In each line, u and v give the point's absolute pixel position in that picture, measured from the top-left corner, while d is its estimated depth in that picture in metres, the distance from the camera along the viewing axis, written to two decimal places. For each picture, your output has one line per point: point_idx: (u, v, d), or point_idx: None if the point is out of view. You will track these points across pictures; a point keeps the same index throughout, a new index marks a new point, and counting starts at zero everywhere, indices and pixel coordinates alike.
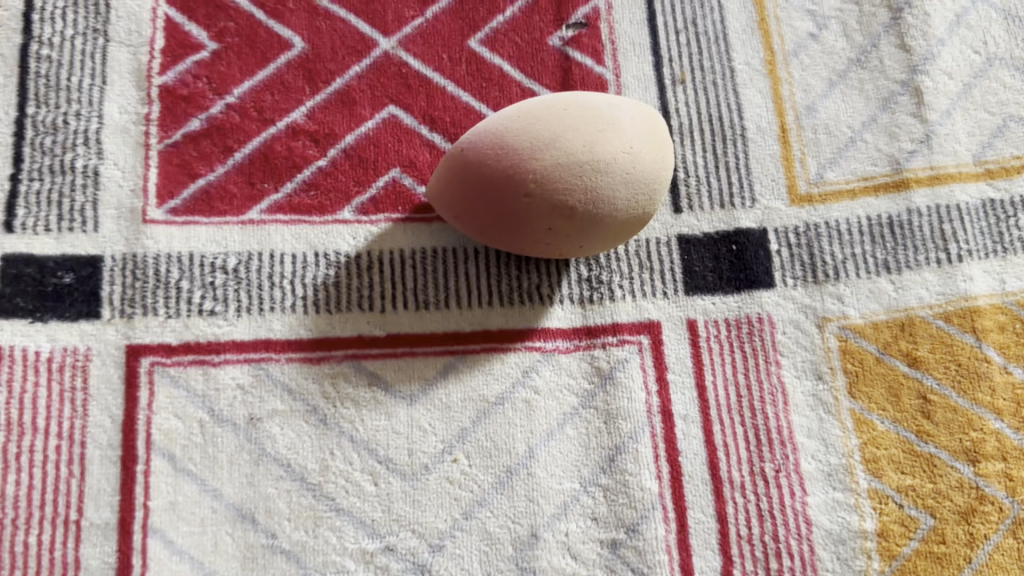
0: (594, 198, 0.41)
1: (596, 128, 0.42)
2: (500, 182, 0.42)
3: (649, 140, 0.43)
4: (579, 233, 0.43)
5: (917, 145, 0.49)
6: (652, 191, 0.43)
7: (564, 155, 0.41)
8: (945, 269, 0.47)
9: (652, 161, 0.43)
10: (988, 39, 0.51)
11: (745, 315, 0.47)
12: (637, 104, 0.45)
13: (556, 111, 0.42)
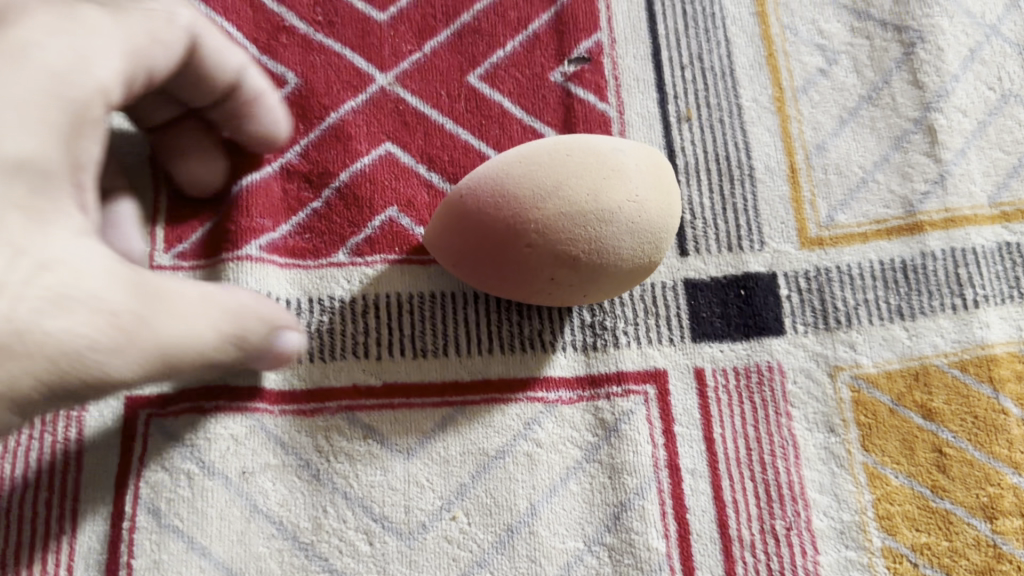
0: (598, 249, 0.40)
1: (601, 175, 0.40)
2: (501, 231, 0.40)
3: (656, 187, 0.41)
4: (584, 283, 0.41)
5: (931, 186, 0.48)
6: (659, 240, 0.41)
7: (567, 204, 0.39)
8: (960, 315, 0.46)
9: (659, 210, 0.41)
10: (1003, 75, 0.50)
11: (754, 364, 0.45)
12: (644, 148, 0.43)
13: (559, 157, 0.41)
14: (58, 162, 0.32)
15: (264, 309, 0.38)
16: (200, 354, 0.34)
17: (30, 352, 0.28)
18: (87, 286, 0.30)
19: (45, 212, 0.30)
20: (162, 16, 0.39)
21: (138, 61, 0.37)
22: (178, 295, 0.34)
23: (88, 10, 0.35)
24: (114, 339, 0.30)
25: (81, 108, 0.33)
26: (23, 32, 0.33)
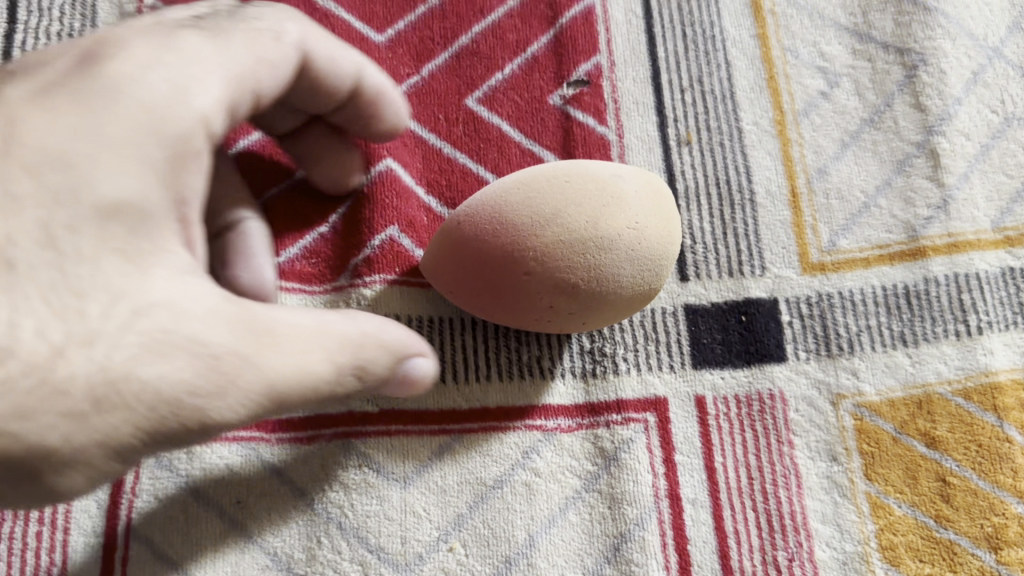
0: (598, 278, 0.39)
1: (602, 202, 0.39)
2: (499, 259, 0.39)
3: (658, 214, 0.40)
4: (583, 311, 0.40)
5: (934, 211, 0.47)
6: (661, 267, 0.40)
7: (566, 232, 0.38)
8: (964, 342, 0.45)
9: (661, 237, 0.40)
10: (1006, 97, 0.49)
11: (755, 391, 0.45)
12: (648, 173, 0.42)
13: (560, 184, 0.40)
14: (159, 202, 0.30)
15: (390, 342, 0.35)
16: (316, 387, 0.31)
17: (127, 403, 0.27)
18: (187, 332, 0.28)
19: (142, 254, 0.29)
20: (265, 35, 0.35)
21: (244, 84, 0.33)
22: (287, 328, 0.31)
23: (190, 35, 0.32)
24: (218, 382, 0.29)
25: (181, 139, 0.30)
26: (121, 66, 0.30)
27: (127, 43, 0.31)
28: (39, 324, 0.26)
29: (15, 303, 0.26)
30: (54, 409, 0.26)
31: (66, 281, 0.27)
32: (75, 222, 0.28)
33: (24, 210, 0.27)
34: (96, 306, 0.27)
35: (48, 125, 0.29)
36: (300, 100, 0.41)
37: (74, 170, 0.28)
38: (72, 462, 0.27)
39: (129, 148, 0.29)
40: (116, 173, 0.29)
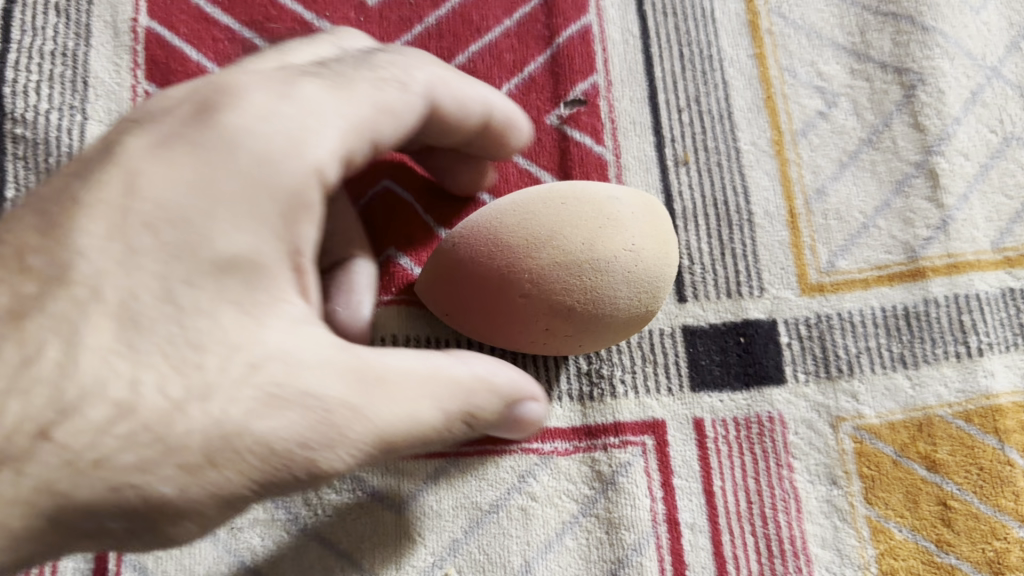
0: (594, 302, 0.38)
1: (597, 225, 0.39)
2: (494, 281, 0.39)
3: (654, 237, 0.40)
4: (579, 334, 0.40)
5: (933, 231, 0.47)
6: (658, 290, 0.40)
7: (561, 253, 0.38)
8: (964, 364, 0.45)
9: (657, 260, 0.39)
10: (1005, 117, 0.49)
11: (754, 414, 0.44)
12: (644, 194, 0.41)
13: (554, 207, 0.39)
14: (277, 256, 0.29)
15: (502, 385, 0.34)
16: (428, 434, 0.31)
17: (242, 455, 0.27)
18: (300, 386, 0.28)
19: (260, 307, 0.28)
20: (393, 82, 0.34)
21: (365, 130, 0.32)
22: (399, 377, 0.30)
23: (310, 82, 0.31)
24: (328, 436, 0.28)
25: (299, 190, 0.30)
26: (238, 118, 0.29)
27: (248, 91, 0.30)
28: (160, 381, 0.27)
29: (137, 359, 0.27)
30: (171, 461, 0.27)
31: (186, 337, 0.27)
32: (199, 280, 0.28)
33: (145, 267, 0.28)
34: (213, 360, 0.27)
35: (169, 181, 0.29)
36: (434, 134, 0.39)
37: (190, 229, 0.28)
38: (187, 514, 0.27)
39: (245, 205, 0.29)
40: (233, 230, 0.28)
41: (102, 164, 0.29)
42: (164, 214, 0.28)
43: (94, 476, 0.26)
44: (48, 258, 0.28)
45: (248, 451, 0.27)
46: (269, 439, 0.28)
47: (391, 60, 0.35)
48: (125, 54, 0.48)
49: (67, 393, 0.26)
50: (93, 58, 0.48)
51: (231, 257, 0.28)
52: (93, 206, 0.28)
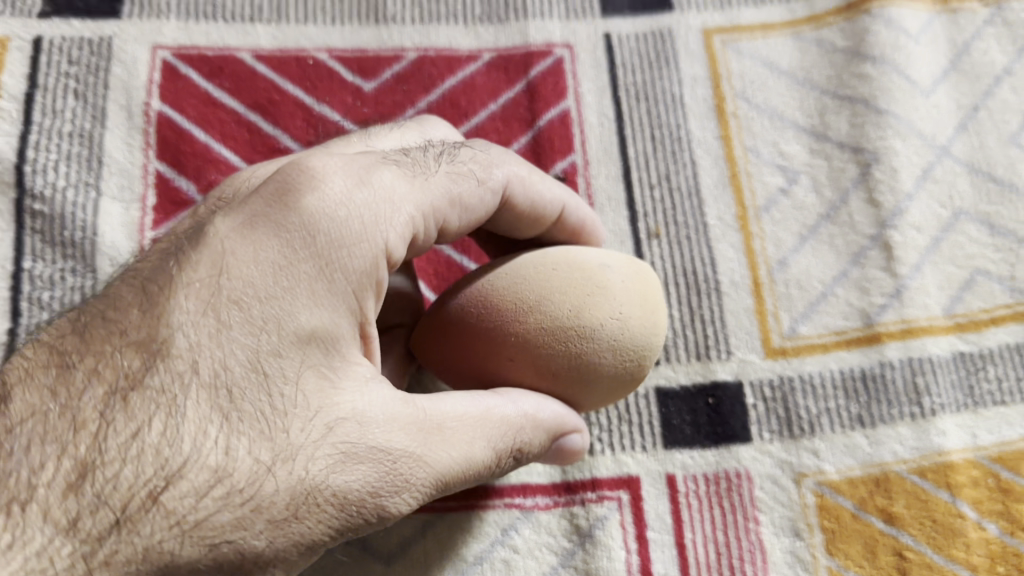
0: (579, 367, 0.39)
1: (586, 292, 0.40)
2: (480, 343, 0.39)
3: (641, 306, 0.41)
4: (565, 396, 0.40)
5: (888, 299, 0.50)
6: (643, 357, 0.40)
7: (547, 319, 0.39)
8: (918, 423, 0.48)
9: (642, 330, 0.40)
10: (954, 193, 0.52)
11: (723, 470, 0.47)
12: (632, 266, 0.43)
13: (545, 272, 0.40)
14: (348, 327, 0.33)
15: (542, 419, 0.38)
16: (478, 471, 0.35)
17: (320, 506, 0.31)
18: (371, 442, 0.32)
19: (336, 371, 0.32)
20: (469, 180, 0.39)
21: (430, 217, 0.37)
22: (453, 422, 0.34)
23: (390, 173, 0.36)
24: (395, 483, 0.32)
25: (372, 269, 0.34)
26: (320, 204, 0.33)
27: (329, 175, 0.34)
28: (250, 445, 0.30)
29: (230, 426, 0.30)
30: (264, 517, 0.30)
31: (273, 404, 0.31)
32: (288, 350, 0.32)
33: (235, 338, 0.31)
34: (297, 424, 0.31)
35: (255, 258, 0.32)
36: (506, 230, 0.43)
37: (277, 304, 0.32)
38: (274, 561, 0.30)
39: (325, 284, 0.33)
40: (313, 305, 0.32)
41: (193, 246, 0.33)
42: (258, 290, 0.32)
43: (190, 535, 0.29)
44: (147, 337, 0.31)
45: (328, 502, 0.31)
46: (347, 490, 0.31)
47: (472, 157, 0.40)
48: (137, 136, 0.52)
49: (172, 461, 0.29)
50: (107, 139, 0.51)
51: (312, 328, 0.32)
52: (188, 283, 0.32)
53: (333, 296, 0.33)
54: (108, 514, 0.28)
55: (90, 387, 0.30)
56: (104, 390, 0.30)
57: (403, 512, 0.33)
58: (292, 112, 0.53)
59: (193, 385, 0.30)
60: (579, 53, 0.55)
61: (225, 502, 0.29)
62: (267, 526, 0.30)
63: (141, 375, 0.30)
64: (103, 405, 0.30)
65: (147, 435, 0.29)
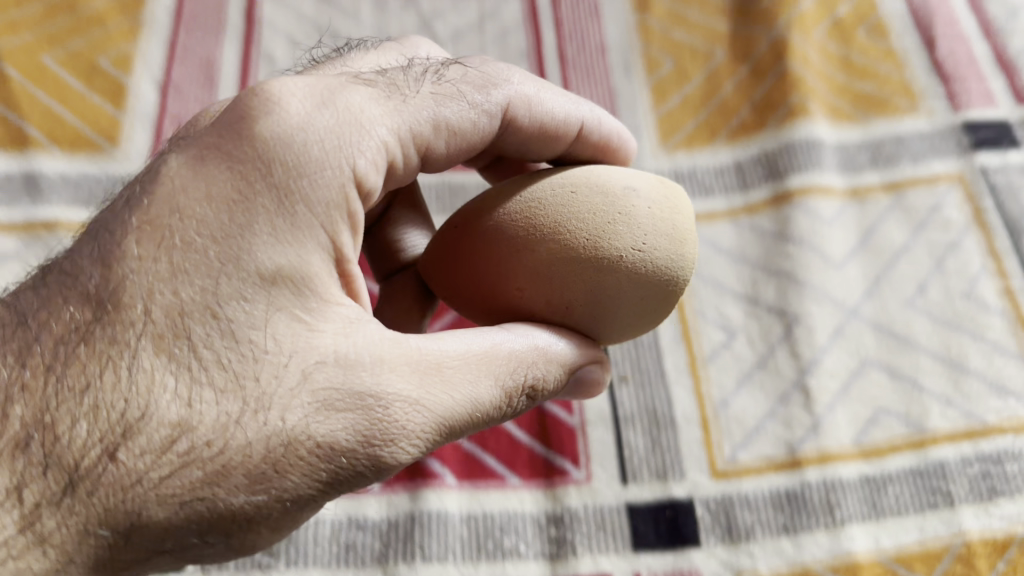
0: (597, 295, 0.41)
1: (606, 219, 0.41)
2: (494, 272, 0.42)
3: (667, 236, 0.42)
4: (586, 326, 0.43)
5: (807, 431, 0.64)
6: (667, 291, 0.42)
7: (561, 250, 0.41)
8: (832, 530, 0.60)
9: (671, 257, 0.42)
10: (861, 347, 0.66)
11: (679, 568, 0.60)
12: (667, 189, 0.44)
13: (566, 196, 0.42)
14: (320, 261, 0.35)
15: (547, 366, 0.41)
16: (489, 408, 0.38)
17: (303, 459, 0.33)
18: (359, 387, 0.34)
19: (313, 313, 0.35)
20: (457, 107, 0.41)
21: (410, 140, 0.40)
22: (454, 360, 0.37)
23: (360, 93, 0.38)
24: (389, 432, 0.34)
25: (342, 198, 0.36)
26: (294, 124, 0.35)
27: (286, 99, 0.36)
28: (217, 398, 0.33)
29: (194, 380, 0.33)
30: (242, 474, 0.33)
31: (242, 356, 0.34)
32: (248, 291, 0.34)
33: (192, 282, 0.34)
34: (268, 372, 0.33)
35: (208, 194, 0.35)
36: (527, 152, 0.47)
37: (234, 243, 0.34)
38: (254, 517, 0.33)
39: (286, 217, 0.35)
40: (275, 239, 0.35)
41: (154, 183, 0.35)
42: (213, 227, 0.34)
43: (153, 494, 0.32)
44: (102, 288, 0.34)
45: (312, 454, 0.33)
46: (332, 440, 0.33)
47: (464, 79, 0.43)
48: None
49: (129, 415, 0.33)
50: None
51: (273, 266, 0.34)
52: (143, 230, 0.34)
53: (300, 231, 0.35)
54: (63, 473, 0.33)
55: (44, 337, 0.34)
56: (57, 341, 0.34)
57: (404, 460, 0.35)
58: None
59: (149, 334, 0.33)
60: None
61: (190, 458, 0.32)
62: (243, 480, 0.33)
63: (92, 326, 0.34)
64: (52, 356, 0.34)
65: (100, 393, 0.33)
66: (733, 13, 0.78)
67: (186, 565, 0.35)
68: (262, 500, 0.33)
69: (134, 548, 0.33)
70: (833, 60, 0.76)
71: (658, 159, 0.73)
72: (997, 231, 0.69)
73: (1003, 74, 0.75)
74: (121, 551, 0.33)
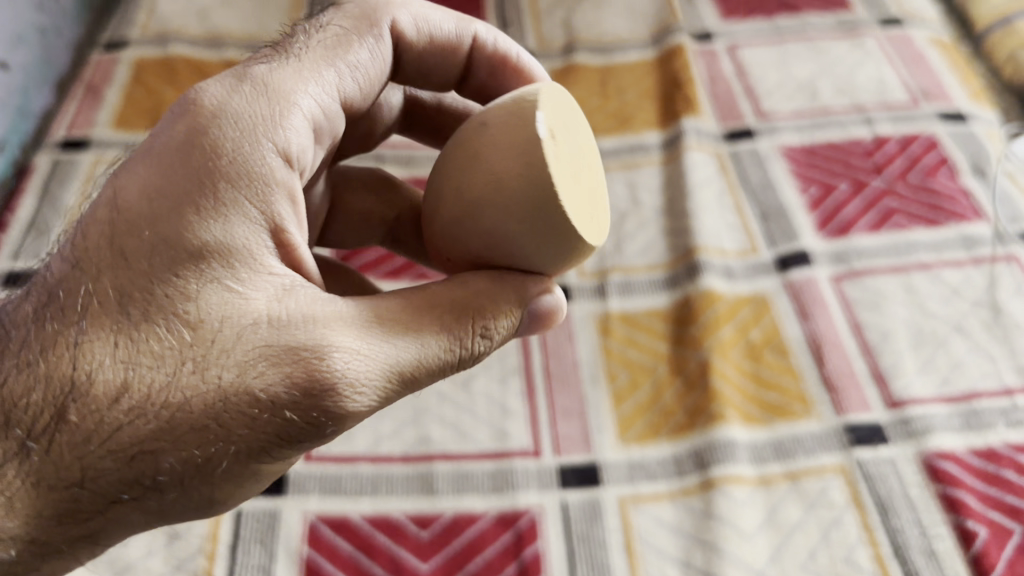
0: (486, 235, 0.62)
1: (473, 161, 0.63)
2: (441, 241, 0.67)
3: (512, 151, 0.61)
4: (508, 259, 0.64)
5: None
6: (531, 192, 0.59)
7: (453, 214, 0.64)
8: None
9: (511, 171, 0.60)
10: None
11: None
12: (516, 109, 0.62)
13: (458, 151, 0.65)
14: (246, 230, 0.56)
15: (499, 311, 0.62)
16: (429, 348, 0.58)
17: (236, 404, 0.53)
18: (292, 346, 0.54)
19: (247, 263, 0.56)
20: (347, 48, 0.66)
21: (326, 96, 0.63)
22: (384, 322, 0.57)
23: (267, 67, 0.61)
24: (323, 386, 0.54)
25: (264, 176, 0.57)
26: (214, 107, 0.58)
27: (206, 97, 0.58)
28: (149, 361, 0.53)
29: (133, 346, 0.54)
30: (186, 431, 0.53)
31: (166, 316, 0.54)
32: (181, 266, 0.55)
33: (130, 264, 0.55)
34: (205, 332, 0.54)
35: (142, 199, 0.56)
36: (447, 65, 0.77)
37: (167, 223, 0.55)
38: (188, 458, 0.54)
39: (212, 201, 0.55)
40: (203, 224, 0.55)
41: (101, 203, 0.58)
42: (147, 219, 0.55)
43: (102, 449, 0.54)
44: (60, 287, 0.57)
45: (258, 401, 0.53)
46: (276, 394, 0.53)
47: (356, 23, 0.69)
48: (293, 565, 0.85)
49: (79, 380, 0.54)
50: (278, 566, 0.85)
51: (203, 243, 0.55)
52: (99, 236, 0.56)
53: (226, 207, 0.56)
54: (30, 426, 0.55)
55: (18, 326, 0.58)
56: (30, 329, 0.57)
57: (350, 406, 0.55)
58: (380, 555, 0.86)
59: (92, 312, 0.55)
60: (546, 513, 0.89)
61: (128, 419, 0.53)
62: (187, 432, 0.53)
63: (44, 315, 0.57)
64: (23, 338, 0.57)
65: (52, 367, 0.55)
66: (672, 338, 1.01)
67: (146, 507, 0.57)
68: (211, 449, 0.54)
69: (91, 490, 0.55)
70: (747, 375, 0.98)
71: (617, 451, 0.94)
72: (869, 509, 0.88)
73: (877, 384, 0.95)
74: (83, 488, 0.55)
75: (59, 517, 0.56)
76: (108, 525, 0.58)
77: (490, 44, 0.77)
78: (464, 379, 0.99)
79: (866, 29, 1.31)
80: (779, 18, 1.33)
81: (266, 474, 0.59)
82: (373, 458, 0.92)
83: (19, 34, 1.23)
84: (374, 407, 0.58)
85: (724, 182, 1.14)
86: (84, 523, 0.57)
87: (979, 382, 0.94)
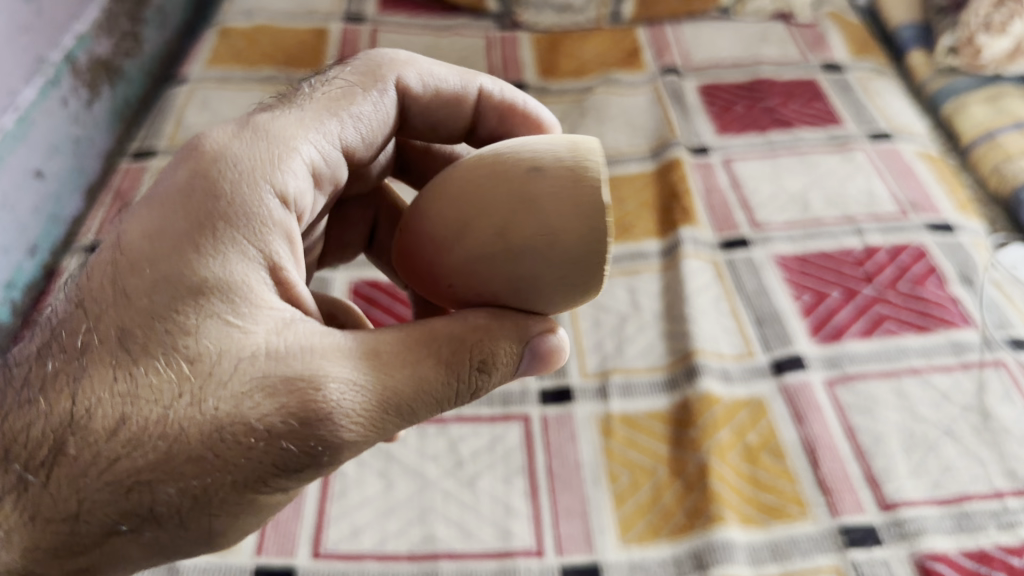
0: (520, 281, 0.65)
1: (516, 209, 0.64)
2: (448, 271, 0.68)
3: (571, 208, 0.63)
4: (528, 300, 0.67)
5: None
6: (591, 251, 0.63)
7: (483, 254, 0.65)
8: None
9: (569, 227, 0.63)
10: None
11: None
12: (566, 163, 0.65)
13: (486, 190, 0.66)
14: (242, 267, 0.61)
15: (497, 344, 0.66)
16: (434, 383, 0.63)
17: (232, 435, 0.57)
18: (289, 378, 0.58)
19: (248, 298, 0.61)
20: (350, 101, 0.75)
21: (326, 145, 0.71)
22: (381, 356, 0.62)
23: (275, 121, 0.69)
24: (319, 415, 0.58)
25: (262, 221, 0.63)
26: (218, 154, 0.65)
27: (210, 145, 0.65)
28: (148, 393, 0.58)
29: (135, 380, 0.58)
30: (182, 463, 0.57)
31: (168, 347, 0.58)
32: (181, 302, 0.59)
33: (132, 302, 0.60)
34: (204, 365, 0.58)
35: (147, 245, 0.61)
36: (450, 116, 0.83)
37: (169, 263, 0.60)
38: (182, 489, 0.58)
39: (212, 242, 0.61)
40: (203, 262, 0.60)
41: (107, 253, 0.63)
42: (149, 261, 0.60)
43: (98, 482, 0.58)
44: (67, 331, 0.61)
45: (257, 430, 0.57)
46: (272, 424, 0.58)
47: (366, 78, 0.77)
48: None
49: (81, 415, 0.58)
50: None
51: (203, 279, 0.60)
52: (105, 281, 0.61)
53: (225, 248, 0.61)
54: (31, 463, 0.59)
55: (26, 372, 0.63)
56: (37, 371, 0.61)
57: (346, 434, 0.60)
58: None
59: (95, 349, 0.59)
60: None
61: (125, 450, 0.57)
62: (184, 461, 0.57)
63: (49, 355, 0.61)
64: (30, 381, 0.61)
65: (54, 405, 0.59)
66: (671, 440, 1.04)
67: (140, 539, 0.60)
68: (207, 479, 0.58)
69: (86, 524, 0.59)
70: (745, 477, 1.00)
71: (618, 552, 0.95)
72: None
73: (870, 487, 0.98)
74: (78, 521, 0.59)
75: (55, 551, 0.60)
76: (104, 560, 0.61)
77: (495, 95, 0.82)
78: (470, 477, 1.01)
79: (856, 144, 1.37)
80: (772, 133, 1.39)
81: (263, 504, 0.63)
82: (379, 555, 0.95)
83: (55, 144, 1.30)
84: (369, 437, 0.62)
85: (721, 288, 1.18)
86: (80, 557, 0.60)
87: (971, 485, 0.97)
